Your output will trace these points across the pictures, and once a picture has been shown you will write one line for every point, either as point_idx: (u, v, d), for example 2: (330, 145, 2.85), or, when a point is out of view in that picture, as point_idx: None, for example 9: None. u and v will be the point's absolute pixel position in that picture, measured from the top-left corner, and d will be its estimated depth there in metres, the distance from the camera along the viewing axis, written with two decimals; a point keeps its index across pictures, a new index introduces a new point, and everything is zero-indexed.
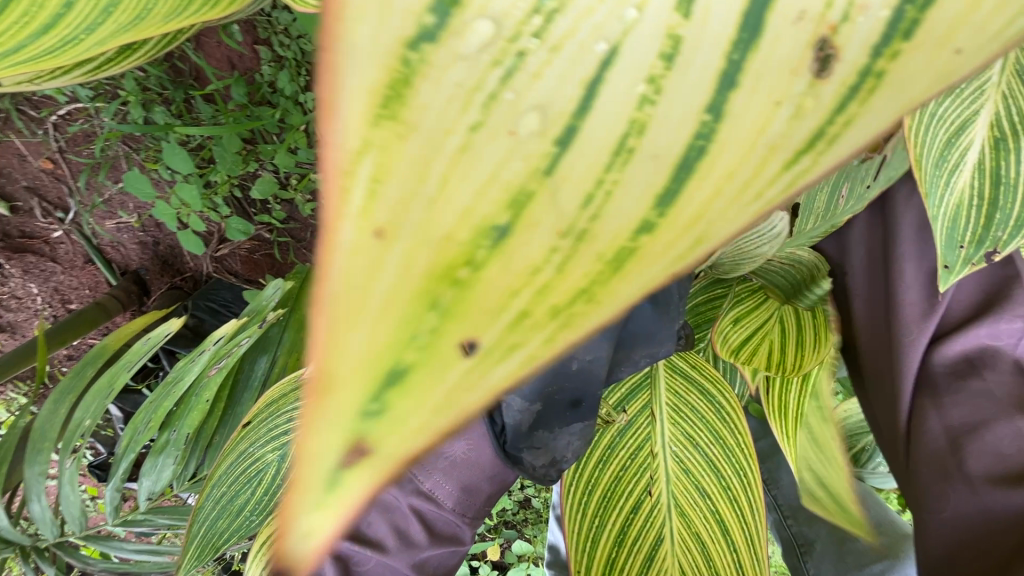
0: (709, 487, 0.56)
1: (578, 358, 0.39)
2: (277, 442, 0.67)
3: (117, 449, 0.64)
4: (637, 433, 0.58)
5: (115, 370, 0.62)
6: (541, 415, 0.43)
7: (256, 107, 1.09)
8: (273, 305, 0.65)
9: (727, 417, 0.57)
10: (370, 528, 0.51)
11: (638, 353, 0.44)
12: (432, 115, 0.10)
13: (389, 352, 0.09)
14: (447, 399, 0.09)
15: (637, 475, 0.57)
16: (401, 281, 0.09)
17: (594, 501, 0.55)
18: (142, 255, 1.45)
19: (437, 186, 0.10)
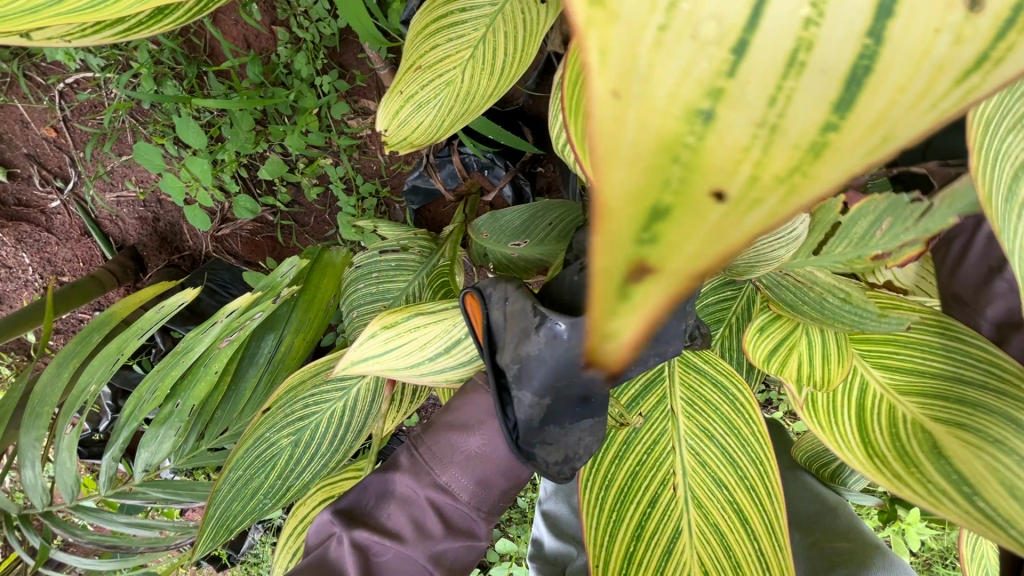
0: (727, 479, 0.58)
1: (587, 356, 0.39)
2: (293, 428, 0.69)
3: (118, 418, 0.63)
4: (653, 429, 0.60)
5: (124, 337, 0.60)
6: (553, 408, 0.45)
7: (271, 87, 1.07)
8: (289, 281, 0.63)
9: (742, 411, 0.59)
10: (388, 520, 0.53)
11: (649, 351, 0.44)
12: (630, 7, 0.10)
13: (648, 193, 0.09)
14: (715, 233, 0.09)
15: (654, 469, 0.58)
16: (641, 136, 0.10)
17: (610, 496, 0.57)
18: (140, 231, 1.43)
19: (648, 67, 0.10)
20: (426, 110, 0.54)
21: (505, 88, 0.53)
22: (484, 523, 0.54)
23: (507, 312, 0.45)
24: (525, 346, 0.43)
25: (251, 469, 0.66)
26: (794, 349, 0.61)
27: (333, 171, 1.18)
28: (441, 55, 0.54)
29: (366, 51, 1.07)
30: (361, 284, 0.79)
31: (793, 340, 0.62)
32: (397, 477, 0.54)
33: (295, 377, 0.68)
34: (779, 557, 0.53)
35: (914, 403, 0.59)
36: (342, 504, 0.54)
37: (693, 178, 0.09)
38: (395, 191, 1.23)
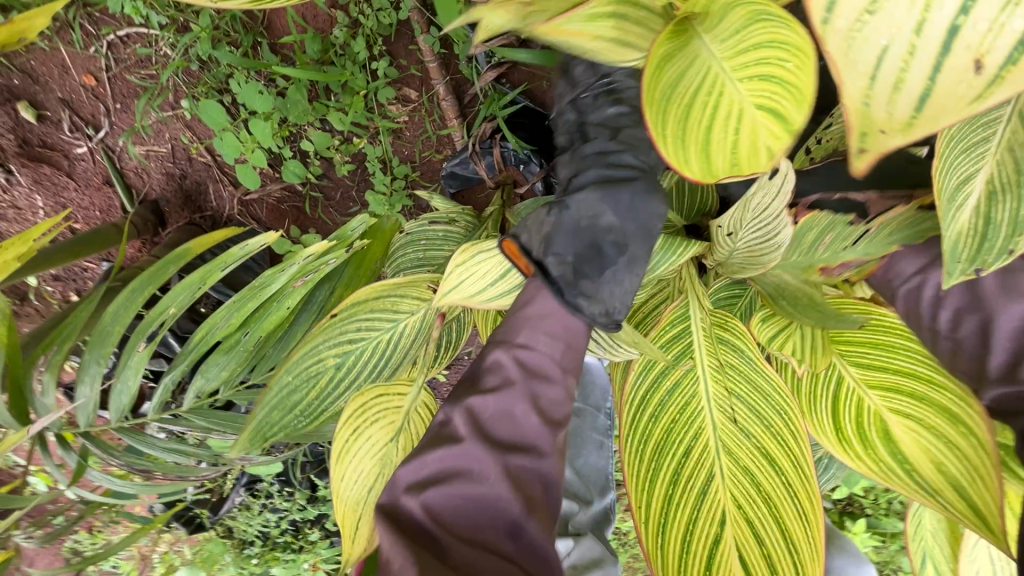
0: (756, 432, 0.69)
1: (581, 215, 0.62)
2: (339, 350, 0.75)
3: (187, 341, 0.68)
4: (684, 392, 0.72)
5: (209, 268, 0.66)
6: (578, 261, 0.61)
7: (325, 65, 1.15)
8: (358, 236, 0.70)
9: (754, 366, 0.73)
10: (488, 381, 0.58)
11: (643, 209, 0.61)
12: (839, 43, 0.25)
13: (857, 113, 0.25)
14: (879, 138, 0.25)
15: (687, 426, 0.70)
16: (851, 96, 0.25)
17: (650, 444, 0.70)
18: (165, 186, 1.45)
19: (850, 68, 0.25)
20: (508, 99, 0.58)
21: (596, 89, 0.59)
22: (563, 370, 0.60)
23: (529, 225, 0.64)
24: (542, 230, 0.62)
25: (301, 378, 0.72)
26: (789, 338, 0.75)
27: (371, 150, 1.25)
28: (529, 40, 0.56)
29: (417, 43, 1.15)
30: (409, 250, 0.87)
31: (788, 330, 0.75)
32: (490, 353, 0.60)
33: (362, 293, 0.75)
34: (806, 486, 0.64)
35: (878, 396, 0.72)
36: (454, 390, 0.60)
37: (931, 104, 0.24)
38: (423, 176, 1.31)
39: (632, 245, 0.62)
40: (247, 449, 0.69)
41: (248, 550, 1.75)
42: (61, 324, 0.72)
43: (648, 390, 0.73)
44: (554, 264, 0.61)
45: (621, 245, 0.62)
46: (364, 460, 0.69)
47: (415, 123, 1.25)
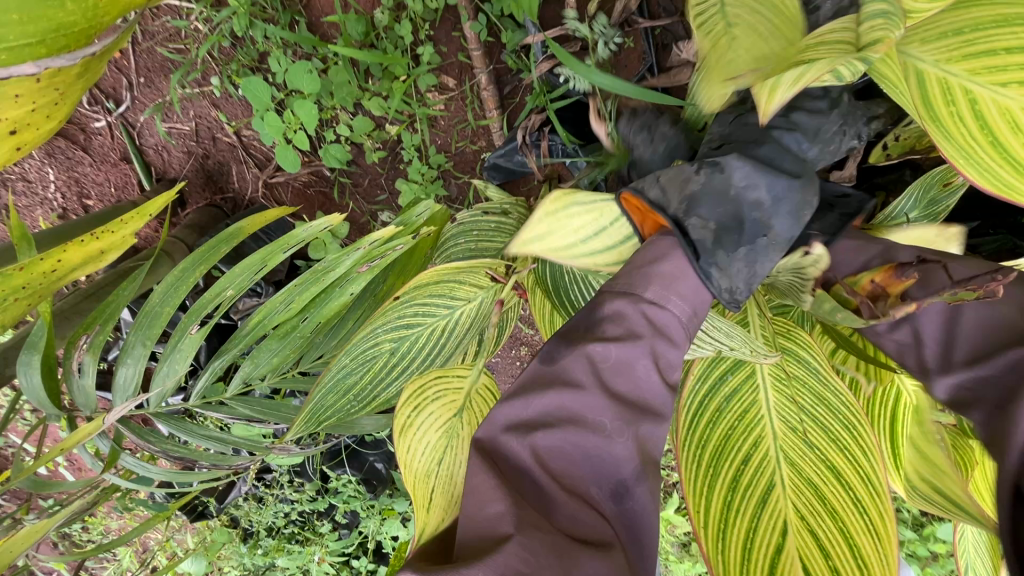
0: (823, 447, 0.67)
1: (736, 183, 0.57)
2: (396, 334, 0.69)
3: (242, 326, 0.64)
4: (744, 398, 0.71)
5: (271, 248, 0.61)
6: (720, 229, 0.56)
7: (367, 48, 1.11)
8: (423, 223, 0.67)
9: (822, 377, 0.71)
10: (608, 330, 0.56)
11: (791, 197, 0.58)
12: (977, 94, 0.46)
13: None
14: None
15: (745, 433, 0.69)
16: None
17: (707, 453, 0.68)
18: (186, 165, 1.40)
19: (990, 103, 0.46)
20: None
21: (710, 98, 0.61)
22: (686, 336, 0.58)
23: (664, 183, 0.59)
24: (687, 186, 0.57)
25: (355, 360, 0.66)
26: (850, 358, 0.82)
27: (409, 138, 1.23)
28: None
29: (462, 31, 1.13)
30: (462, 239, 0.84)
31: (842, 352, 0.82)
32: (612, 298, 0.58)
33: (424, 278, 0.70)
34: (878, 504, 0.61)
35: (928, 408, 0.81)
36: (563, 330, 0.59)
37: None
38: (456, 167, 1.28)
39: (778, 225, 0.57)
40: (300, 433, 0.62)
41: (251, 541, 1.72)
42: (104, 303, 0.68)
43: (705, 396, 0.72)
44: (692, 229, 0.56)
45: (767, 223, 0.57)
46: (427, 436, 0.68)
47: (452, 112, 1.23)
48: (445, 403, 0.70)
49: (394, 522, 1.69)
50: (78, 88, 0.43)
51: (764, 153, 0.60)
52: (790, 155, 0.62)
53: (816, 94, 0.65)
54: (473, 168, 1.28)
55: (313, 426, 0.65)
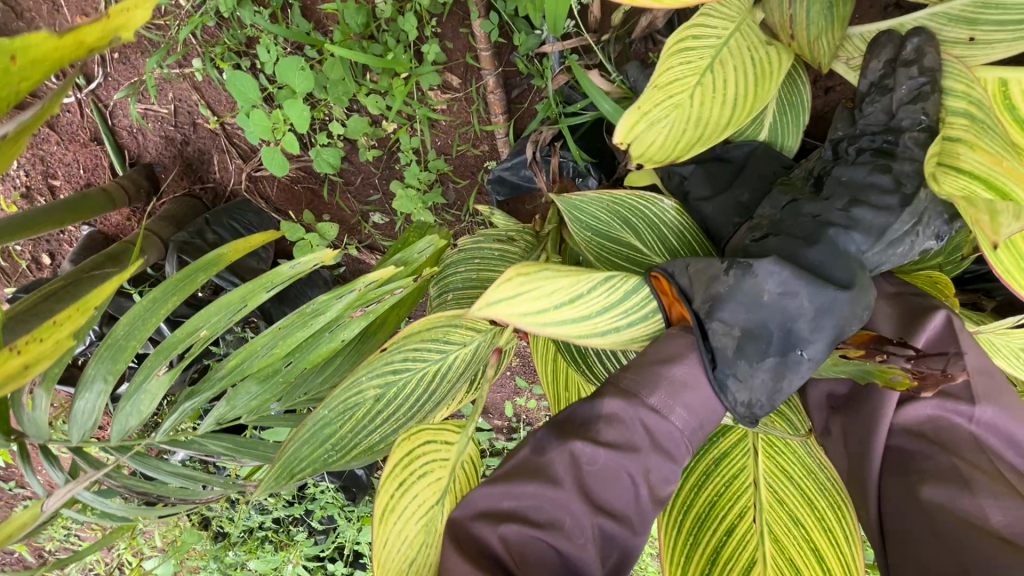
0: (802, 516, 0.66)
1: (768, 291, 0.54)
2: (382, 381, 0.63)
3: (217, 370, 0.58)
4: (732, 464, 0.69)
5: (254, 287, 0.55)
6: (744, 338, 0.55)
7: (366, 41, 1.02)
8: (424, 261, 0.61)
9: (810, 450, 0.68)
10: (605, 433, 0.52)
11: (839, 309, 0.55)
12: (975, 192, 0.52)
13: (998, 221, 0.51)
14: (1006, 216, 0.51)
15: (731, 504, 0.67)
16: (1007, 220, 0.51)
17: (689, 520, 0.66)
18: (163, 151, 1.30)
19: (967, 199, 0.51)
20: (660, 128, 0.59)
21: (740, 121, 0.60)
22: (687, 452, 0.55)
23: (693, 275, 0.58)
24: (713, 286, 0.56)
25: (337, 412, 0.60)
26: None
27: (408, 140, 1.14)
28: (673, 79, 0.58)
29: (469, 28, 1.04)
30: (461, 268, 0.77)
31: None
32: (608, 398, 0.54)
33: (415, 323, 0.63)
34: None
35: None
36: (557, 419, 0.56)
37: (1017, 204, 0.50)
38: (455, 171, 1.20)
39: (816, 345, 0.55)
40: (272, 490, 0.55)
41: (222, 542, 1.65)
42: None
43: (695, 459, 0.69)
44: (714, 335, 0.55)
45: (803, 338, 0.54)
46: (408, 524, 0.61)
47: (455, 113, 1.14)
48: (432, 481, 0.64)
49: (372, 529, 1.63)
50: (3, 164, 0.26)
51: (809, 257, 0.57)
52: (845, 257, 0.58)
53: (886, 186, 0.59)
54: (474, 173, 1.21)
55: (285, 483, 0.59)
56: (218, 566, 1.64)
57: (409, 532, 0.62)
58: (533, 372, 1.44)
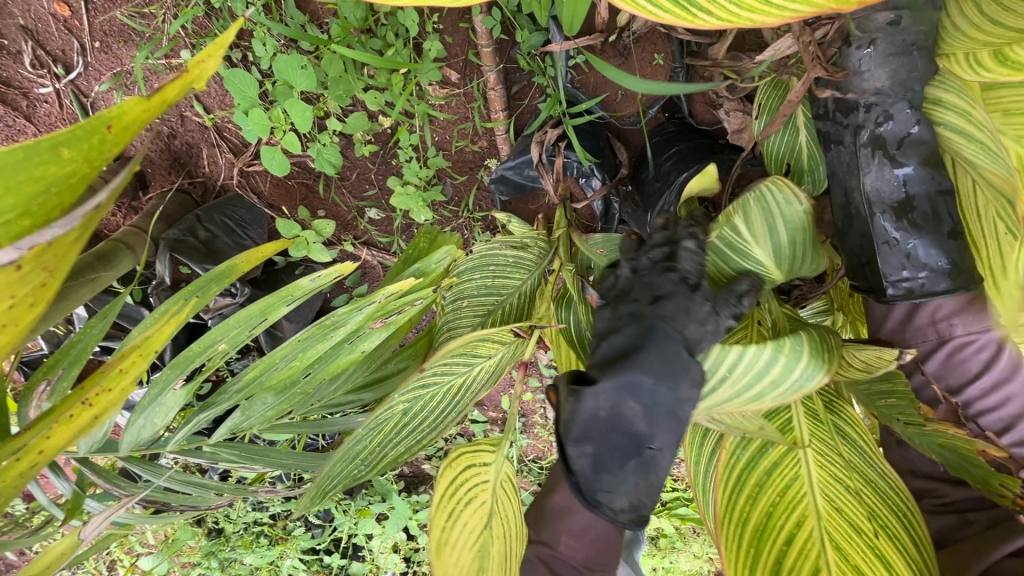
0: (861, 524, 0.59)
1: (599, 407, 0.54)
2: (410, 395, 0.64)
3: (234, 382, 0.57)
4: (784, 472, 0.62)
5: (274, 299, 0.54)
6: (597, 457, 0.56)
7: (364, 35, 1.00)
8: (443, 271, 0.61)
9: (868, 457, 0.63)
10: None
11: (656, 399, 0.54)
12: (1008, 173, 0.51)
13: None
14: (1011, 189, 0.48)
15: (788, 512, 0.60)
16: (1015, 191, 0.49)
17: (746, 533, 0.60)
18: (149, 145, 1.25)
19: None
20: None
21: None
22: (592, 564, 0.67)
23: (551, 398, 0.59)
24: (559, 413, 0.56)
25: (368, 430, 0.61)
26: None
27: (406, 137, 1.13)
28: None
29: (470, 23, 1.03)
30: (476, 274, 0.77)
31: None
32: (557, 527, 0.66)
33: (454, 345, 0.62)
34: None
35: None
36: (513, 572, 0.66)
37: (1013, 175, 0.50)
38: (453, 167, 1.19)
39: (661, 437, 0.55)
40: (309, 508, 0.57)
41: (218, 538, 1.64)
42: (68, 342, 0.59)
43: (741, 468, 0.63)
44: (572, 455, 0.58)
45: (650, 436, 0.55)
46: (462, 545, 0.64)
47: (453, 109, 1.13)
48: (477, 506, 0.66)
49: (370, 520, 1.65)
50: (74, 260, 0.28)
51: (612, 352, 0.57)
52: (668, 347, 0.56)
53: (678, 278, 0.61)
54: (473, 169, 1.20)
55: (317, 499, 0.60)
56: (214, 563, 1.63)
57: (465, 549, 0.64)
58: (529, 364, 1.46)
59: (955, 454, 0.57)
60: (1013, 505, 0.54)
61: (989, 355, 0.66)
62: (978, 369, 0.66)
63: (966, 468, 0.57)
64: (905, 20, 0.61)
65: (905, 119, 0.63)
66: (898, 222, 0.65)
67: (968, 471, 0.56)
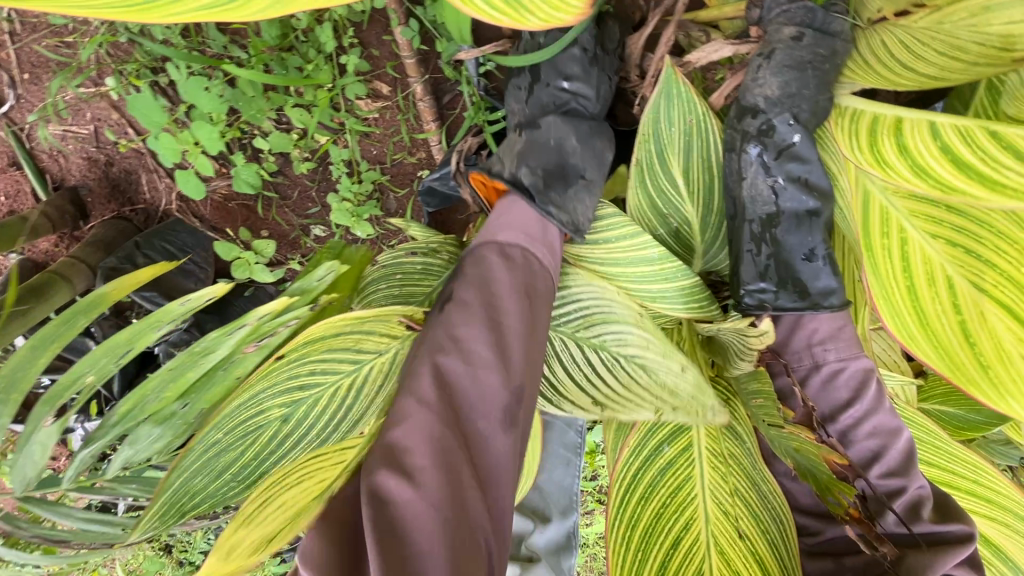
0: (744, 527, 0.68)
1: (553, 136, 0.76)
2: (287, 399, 0.63)
3: (109, 416, 0.55)
4: (677, 474, 0.72)
5: (139, 329, 0.53)
6: (548, 175, 0.74)
7: (285, 53, 0.99)
8: (323, 287, 0.62)
9: (753, 461, 0.72)
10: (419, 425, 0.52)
11: (590, 148, 0.79)
12: (879, 237, 0.71)
13: (948, 255, 0.67)
14: (900, 255, 0.69)
15: (677, 513, 0.69)
16: (930, 256, 0.67)
17: (638, 533, 0.69)
18: (87, 173, 1.24)
19: (923, 247, 0.68)
20: None
21: None
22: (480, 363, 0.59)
23: (501, 156, 0.77)
24: (515, 147, 0.76)
25: (235, 441, 0.58)
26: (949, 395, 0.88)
27: (337, 153, 1.11)
28: None
29: (393, 35, 1.02)
30: (382, 285, 0.76)
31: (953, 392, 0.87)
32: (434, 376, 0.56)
33: (318, 333, 0.63)
34: None
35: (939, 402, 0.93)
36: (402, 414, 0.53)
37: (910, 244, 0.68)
38: (393, 181, 1.18)
39: (590, 171, 0.77)
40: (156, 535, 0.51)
41: (185, 570, 1.59)
42: None
43: (640, 471, 0.72)
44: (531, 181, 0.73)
45: (582, 171, 0.77)
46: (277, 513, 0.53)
47: (387, 121, 1.12)
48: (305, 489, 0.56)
49: None
50: None
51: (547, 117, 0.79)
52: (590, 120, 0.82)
53: (579, 53, 0.79)
54: (413, 181, 1.18)
55: (174, 519, 0.54)
56: None
57: (272, 526, 0.52)
58: None
59: (807, 458, 0.63)
60: (846, 513, 0.58)
61: (858, 382, 0.75)
62: (848, 397, 0.75)
63: (812, 473, 0.62)
64: (807, 38, 0.69)
65: (786, 131, 0.71)
66: (763, 231, 0.73)
67: (814, 477, 0.61)
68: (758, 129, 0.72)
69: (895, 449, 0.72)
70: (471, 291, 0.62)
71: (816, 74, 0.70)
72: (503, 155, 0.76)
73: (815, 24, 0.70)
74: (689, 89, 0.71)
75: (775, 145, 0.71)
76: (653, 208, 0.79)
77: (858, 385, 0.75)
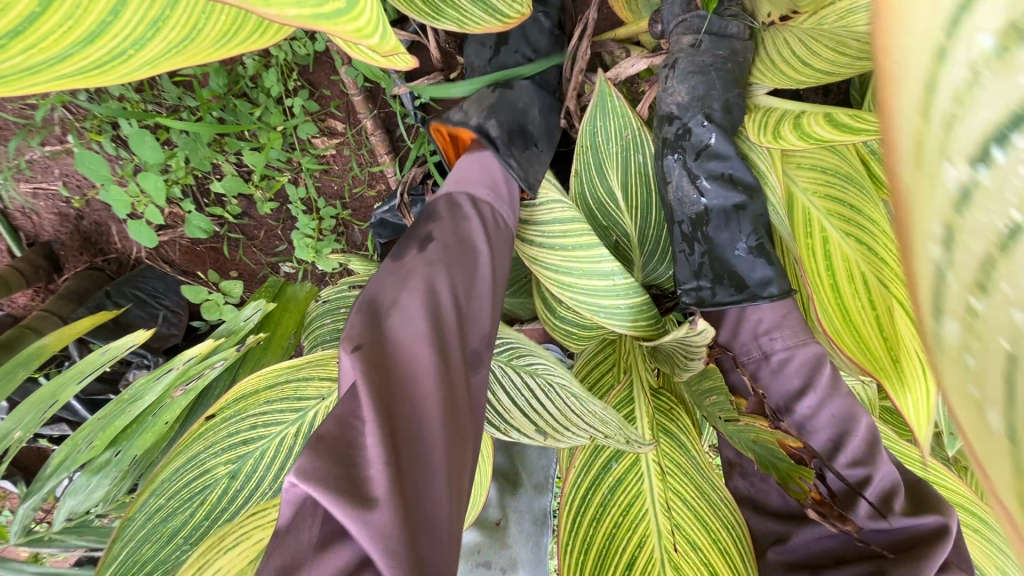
0: (697, 539, 0.65)
1: (521, 99, 0.80)
2: (231, 456, 0.64)
3: (43, 468, 0.56)
4: (627, 490, 0.67)
5: (63, 380, 0.56)
6: (511, 131, 0.76)
7: (235, 100, 1.02)
8: (251, 326, 0.64)
9: (698, 467, 0.70)
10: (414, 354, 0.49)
11: (545, 116, 0.82)
12: (799, 237, 0.73)
13: (861, 250, 0.69)
14: (821, 253, 0.71)
15: (630, 532, 0.65)
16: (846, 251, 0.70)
17: (592, 558, 0.63)
18: (59, 228, 1.27)
19: (838, 244, 0.70)
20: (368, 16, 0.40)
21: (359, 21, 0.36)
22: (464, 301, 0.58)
23: (465, 107, 0.77)
24: (484, 100, 0.78)
25: (177, 500, 0.60)
26: None
27: (295, 191, 1.13)
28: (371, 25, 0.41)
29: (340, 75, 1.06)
30: (328, 319, 0.77)
31: None
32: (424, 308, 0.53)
33: (248, 386, 0.66)
34: None
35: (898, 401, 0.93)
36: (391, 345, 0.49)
37: (829, 241, 0.71)
38: (355, 215, 1.20)
39: (543, 143, 0.80)
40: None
41: None
42: None
43: (590, 491, 0.67)
44: (495, 133, 0.74)
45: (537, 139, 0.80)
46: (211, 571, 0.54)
47: (344, 158, 1.14)
48: (243, 552, 0.57)
49: None
50: None
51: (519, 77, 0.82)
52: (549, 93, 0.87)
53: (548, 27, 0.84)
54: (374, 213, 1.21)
55: None
56: None
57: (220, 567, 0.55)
58: None
59: (766, 448, 0.60)
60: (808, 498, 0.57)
61: (809, 369, 0.72)
62: (801, 384, 0.72)
63: (775, 464, 0.60)
64: (706, 44, 0.71)
65: (702, 132, 0.72)
66: (694, 230, 0.72)
67: (776, 466, 0.59)
68: (675, 134, 0.72)
69: (859, 431, 0.69)
70: (447, 234, 0.61)
71: (719, 76, 0.71)
72: (468, 107, 0.77)
73: (711, 29, 0.71)
74: (622, 102, 0.71)
75: (692, 146, 0.71)
76: (595, 220, 0.79)
77: (808, 371, 0.72)
